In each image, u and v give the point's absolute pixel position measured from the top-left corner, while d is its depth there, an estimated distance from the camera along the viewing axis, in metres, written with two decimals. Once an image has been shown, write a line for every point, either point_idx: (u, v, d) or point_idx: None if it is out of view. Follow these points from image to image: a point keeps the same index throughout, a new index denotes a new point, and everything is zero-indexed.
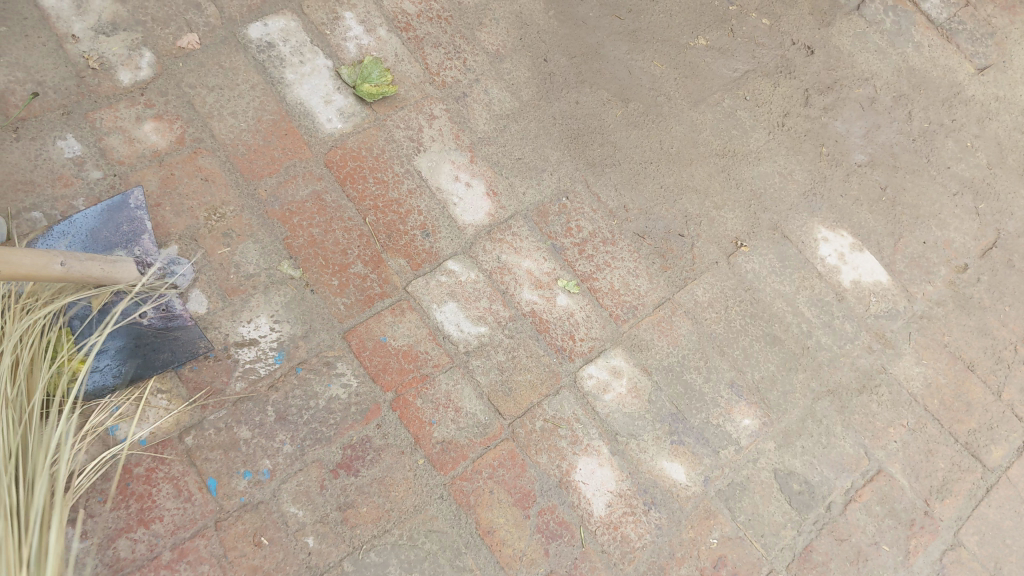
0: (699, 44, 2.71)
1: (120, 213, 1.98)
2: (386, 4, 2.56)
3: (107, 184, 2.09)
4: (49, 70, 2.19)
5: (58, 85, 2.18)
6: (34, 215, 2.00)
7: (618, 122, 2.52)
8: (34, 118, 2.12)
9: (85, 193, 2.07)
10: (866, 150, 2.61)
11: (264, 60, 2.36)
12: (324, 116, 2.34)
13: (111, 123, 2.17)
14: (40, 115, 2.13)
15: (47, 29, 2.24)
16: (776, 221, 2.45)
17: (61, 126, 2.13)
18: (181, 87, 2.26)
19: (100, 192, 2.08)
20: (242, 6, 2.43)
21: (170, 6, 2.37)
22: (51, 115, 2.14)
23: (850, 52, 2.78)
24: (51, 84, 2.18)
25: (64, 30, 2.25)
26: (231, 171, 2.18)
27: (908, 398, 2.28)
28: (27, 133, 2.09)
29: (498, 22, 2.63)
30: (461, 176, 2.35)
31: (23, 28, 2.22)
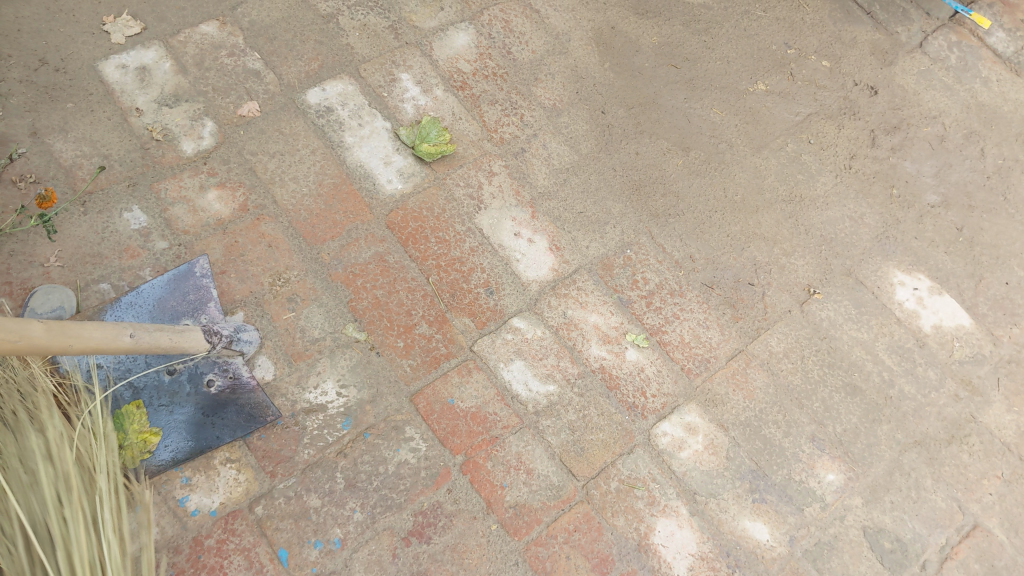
0: (759, 90, 2.66)
1: (187, 281, 2.01)
2: (441, 64, 2.57)
3: (173, 253, 2.11)
4: (115, 143, 2.24)
5: (123, 157, 2.22)
6: (102, 287, 2.02)
7: (680, 172, 2.48)
8: (101, 191, 2.15)
9: (152, 263, 2.08)
10: (939, 190, 2.52)
11: (324, 125, 2.38)
12: (385, 177, 2.34)
13: (175, 193, 2.19)
14: (106, 188, 2.16)
15: (112, 104, 2.29)
16: (849, 266, 2.37)
17: (127, 198, 2.16)
18: (242, 154, 2.29)
19: (167, 261, 2.09)
20: (301, 73, 2.46)
21: (230, 75, 2.41)
22: (117, 187, 2.17)
23: (915, 91, 2.71)
24: (116, 157, 2.22)
25: (129, 105, 2.30)
26: (294, 237, 2.18)
27: (1001, 448, 2.15)
28: (94, 207, 2.12)
29: (553, 77, 2.62)
30: (522, 232, 2.32)
31: (90, 105, 2.28)
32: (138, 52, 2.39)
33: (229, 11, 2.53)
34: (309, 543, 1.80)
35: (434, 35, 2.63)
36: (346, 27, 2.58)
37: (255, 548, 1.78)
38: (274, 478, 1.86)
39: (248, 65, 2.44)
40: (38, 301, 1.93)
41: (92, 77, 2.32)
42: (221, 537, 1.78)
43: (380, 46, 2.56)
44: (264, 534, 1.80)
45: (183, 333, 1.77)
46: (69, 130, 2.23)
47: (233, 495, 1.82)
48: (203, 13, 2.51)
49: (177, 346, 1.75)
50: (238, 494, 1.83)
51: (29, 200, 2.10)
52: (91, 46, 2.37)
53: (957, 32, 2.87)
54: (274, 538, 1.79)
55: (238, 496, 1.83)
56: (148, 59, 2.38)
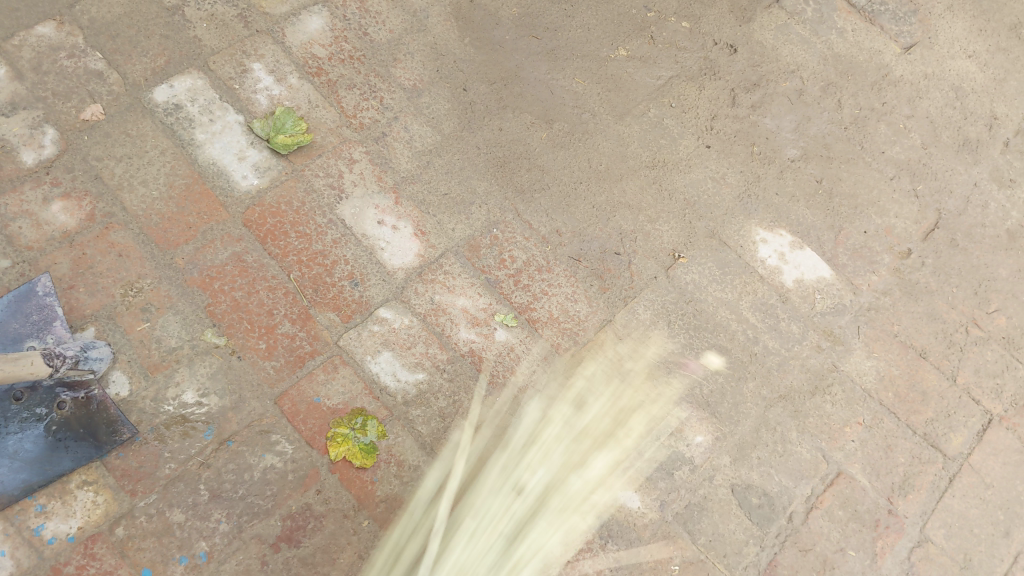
0: (620, 56, 2.66)
1: (29, 301, 1.95)
2: (295, 51, 2.50)
3: (17, 272, 2.05)
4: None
5: None
6: None
7: (544, 145, 2.48)
8: None
9: None
10: (798, 144, 2.56)
11: (172, 123, 2.31)
12: (239, 173, 2.28)
13: (17, 208, 2.12)
14: None
15: None
16: (713, 228, 2.41)
17: None
18: (88, 161, 2.21)
19: (10, 281, 2.03)
20: (146, 70, 2.37)
21: (70, 77, 2.32)
22: None
23: (773, 46, 2.73)
24: None
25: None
26: (145, 243, 2.14)
27: (863, 395, 2.22)
28: None
29: (412, 56, 2.57)
30: (386, 219, 2.30)
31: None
32: None
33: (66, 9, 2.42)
34: (174, 560, 1.77)
35: (286, 20, 2.54)
36: (192, 18, 2.49)
37: (117, 571, 1.75)
38: (135, 496, 1.82)
39: (89, 66, 2.35)
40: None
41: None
42: (81, 563, 1.74)
43: (229, 37, 2.48)
44: (126, 555, 1.76)
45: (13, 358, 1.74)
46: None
47: (91, 518, 1.78)
48: (38, 13, 2.40)
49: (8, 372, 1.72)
50: (97, 517, 1.79)
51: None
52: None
53: None
54: (136, 558, 1.76)
55: (96, 519, 1.79)
56: None
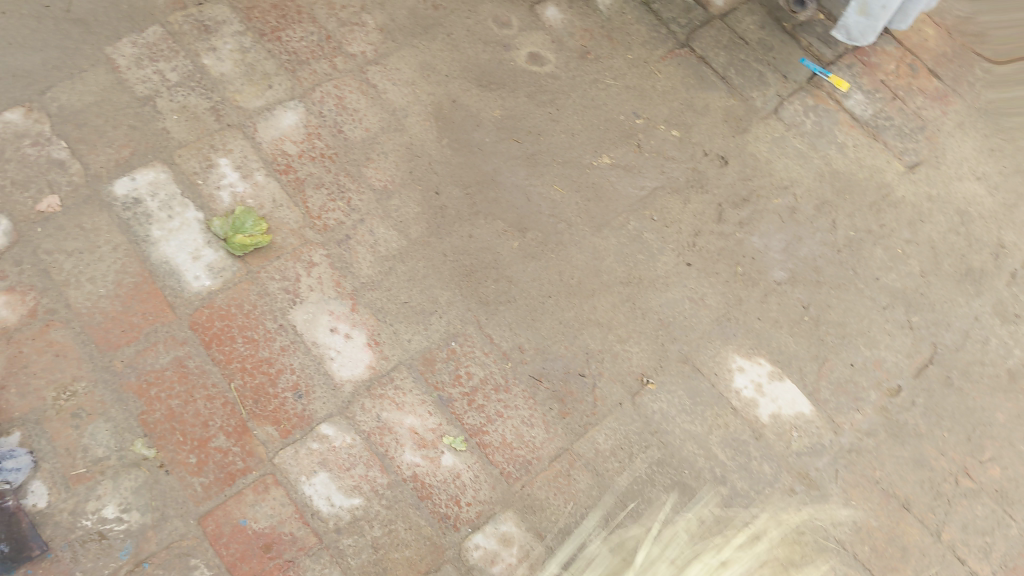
0: (603, 163, 2.55)
1: None
2: (264, 147, 2.46)
3: None
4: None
5: None
6: None
7: (514, 256, 2.39)
8: None
9: None
10: (786, 266, 2.43)
11: (129, 218, 2.30)
12: (191, 274, 2.26)
13: None
14: None
15: None
16: (686, 352, 2.27)
17: None
18: (37, 254, 2.23)
19: None
20: (109, 160, 2.37)
21: (32, 167, 2.34)
22: None
23: (768, 159, 2.60)
24: None
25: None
26: (85, 343, 2.14)
27: (835, 547, 2.05)
28: None
29: (385, 155, 2.51)
30: (339, 327, 2.24)
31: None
32: None
33: (35, 96, 2.43)
34: None
35: (260, 114, 2.50)
36: (163, 108, 2.46)
37: None
38: None
39: (52, 154, 2.36)
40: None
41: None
42: None
43: (198, 130, 2.45)
44: None
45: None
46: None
47: None
48: (9, 99, 2.41)
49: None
50: None
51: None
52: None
53: (814, 94, 2.76)
54: None
55: None
56: None
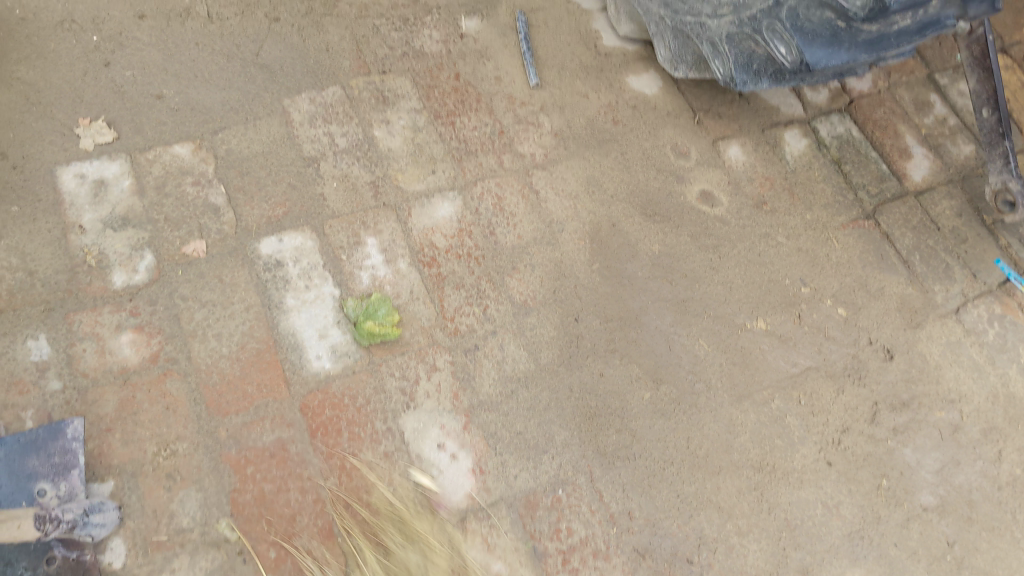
0: (757, 328, 2.37)
1: (55, 441, 1.96)
2: (414, 234, 2.39)
3: (64, 397, 2.08)
4: (46, 261, 2.22)
5: (49, 277, 2.20)
6: None
7: (643, 408, 2.23)
8: (13, 311, 2.15)
9: (38, 404, 2.06)
10: (937, 491, 2.20)
11: (267, 280, 2.27)
12: (314, 352, 2.21)
13: (89, 328, 2.16)
14: (20, 309, 2.15)
15: (57, 215, 2.28)
16: (808, 563, 2.07)
17: (38, 324, 2.14)
18: (172, 297, 2.22)
19: (54, 405, 2.06)
20: (261, 216, 2.34)
21: (187, 206, 2.33)
22: (31, 310, 2.16)
23: (938, 364, 2.37)
24: (43, 275, 2.20)
25: (72, 221, 2.28)
26: (196, 402, 2.11)
27: None
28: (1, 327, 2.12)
29: (532, 268, 2.40)
30: (448, 444, 2.13)
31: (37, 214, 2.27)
32: (101, 164, 2.36)
33: (206, 134, 2.43)
34: None
35: (417, 199, 2.43)
36: (325, 173, 2.42)
37: None
38: None
39: (209, 198, 2.35)
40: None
41: (47, 182, 2.31)
42: None
43: (353, 203, 2.39)
44: None
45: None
46: (5, 236, 2.23)
47: None
48: (182, 132, 2.42)
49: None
50: None
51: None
52: (57, 148, 2.36)
53: (1004, 302, 2.50)
54: None
55: None
56: (109, 173, 2.35)
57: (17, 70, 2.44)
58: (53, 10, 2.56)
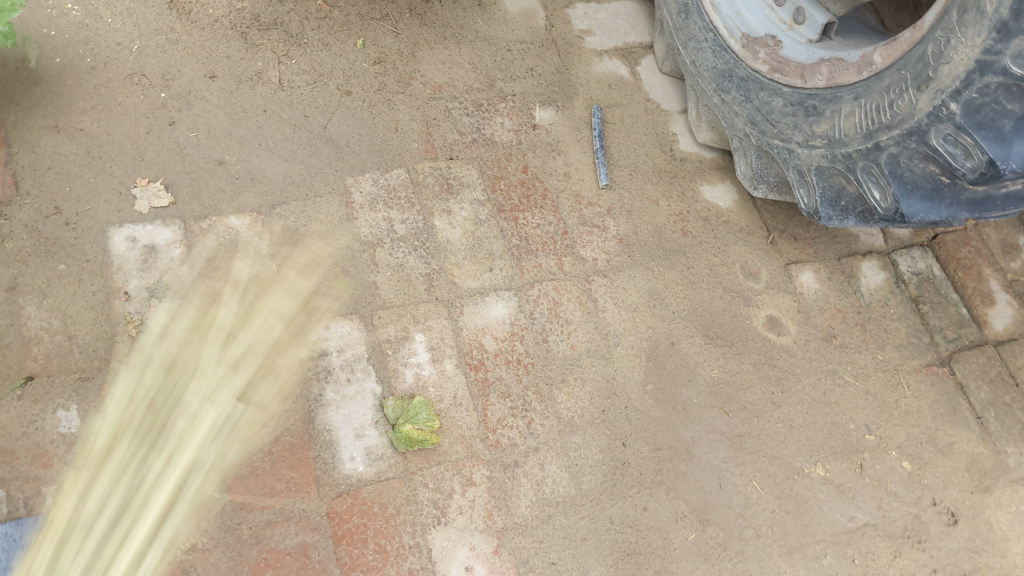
0: (815, 473, 2.24)
1: None
2: (464, 334, 2.29)
3: (86, 476, 1.97)
4: (86, 327, 2.13)
5: (87, 343, 2.11)
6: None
7: (686, 550, 2.09)
8: (46, 377, 2.04)
9: (59, 481, 1.94)
10: None
11: (309, 369, 2.17)
12: (348, 452, 2.10)
13: (121, 403, 2.06)
14: (53, 375, 2.05)
15: (103, 277, 2.20)
16: None
17: (69, 393, 2.04)
18: (210, 378, 2.13)
19: (74, 484, 1.95)
20: (310, 300, 2.26)
21: (237, 282, 2.26)
22: (65, 377, 2.05)
23: (1003, 535, 2.24)
24: (80, 340, 2.11)
25: (117, 285, 2.20)
26: (222, 494, 1.99)
27: None
28: (32, 393, 2.02)
29: (582, 382, 2.27)
30: (476, 568, 2.01)
31: (83, 275, 2.19)
32: (154, 228, 2.29)
33: (264, 207, 2.36)
34: None
35: (471, 296, 2.34)
36: (380, 260, 2.34)
37: None
38: None
39: (260, 276, 2.28)
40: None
41: (97, 242, 2.23)
42: None
43: (406, 295, 2.31)
44: None
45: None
46: (48, 295, 2.14)
47: None
48: (240, 203, 2.36)
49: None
50: None
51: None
52: (111, 207, 2.29)
53: None
54: None
55: None
56: (161, 239, 2.27)
57: (81, 120, 2.39)
58: (125, 61, 2.51)
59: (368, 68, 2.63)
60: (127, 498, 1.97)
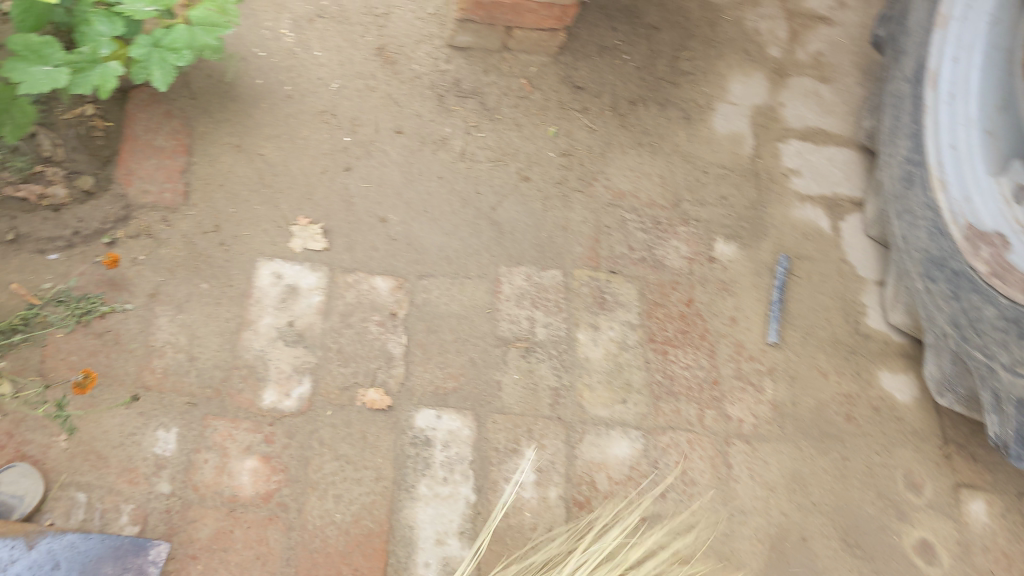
0: None
1: (134, 556, 1.80)
2: (577, 464, 2.10)
3: (165, 503, 1.91)
4: (209, 351, 2.12)
5: (205, 369, 2.09)
6: (78, 496, 1.86)
7: None
8: (158, 392, 2.03)
9: (139, 501, 1.90)
10: None
11: (409, 456, 2.05)
12: (424, 557, 1.95)
13: (219, 438, 2.01)
14: (165, 392, 2.03)
15: (240, 306, 2.19)
16: None
17: (174, 414, 2.01)
18: (311, 437, 2.04)
19: (152, 509, 1.89)
20: (430, 383, 2.15)
21: (364, 345, 2.18)
22: (176, 398, 2.03)
23: None
24: (199, 364, 2.10)
25: (251, 317, 2.18)
26: (287, 564, 1.89)
27: None
28: (141, 406, 2.00)
29: (694, 552, 2.01)
30: None
31: (221, 297, 2.19)
32: (302, 271, 2.26)
33: (411, 275, 2.29)
34: None
35: (596, 425, 2.15)
36: (511, 360, 2.21)
37: None
38: None
39: (388, 345, 2.19)
40: (7, 477, 1.82)
41: (245, 270, 2.23)
42: None
43: (527, 405, 2.16)
44: None
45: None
46: (183, 311, 2.15)
47: None
48: (389, 265, 2.30)
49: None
50: None
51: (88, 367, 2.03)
52: (266, 238, 2.28)
53: None
54: None
55: None
56: (305, 283, 2.24)
57: (263, 145, 2.40)
58: (320, 96, 2.49)
59: (553, 158, 2.49)
60: (198, 543, 1.88)
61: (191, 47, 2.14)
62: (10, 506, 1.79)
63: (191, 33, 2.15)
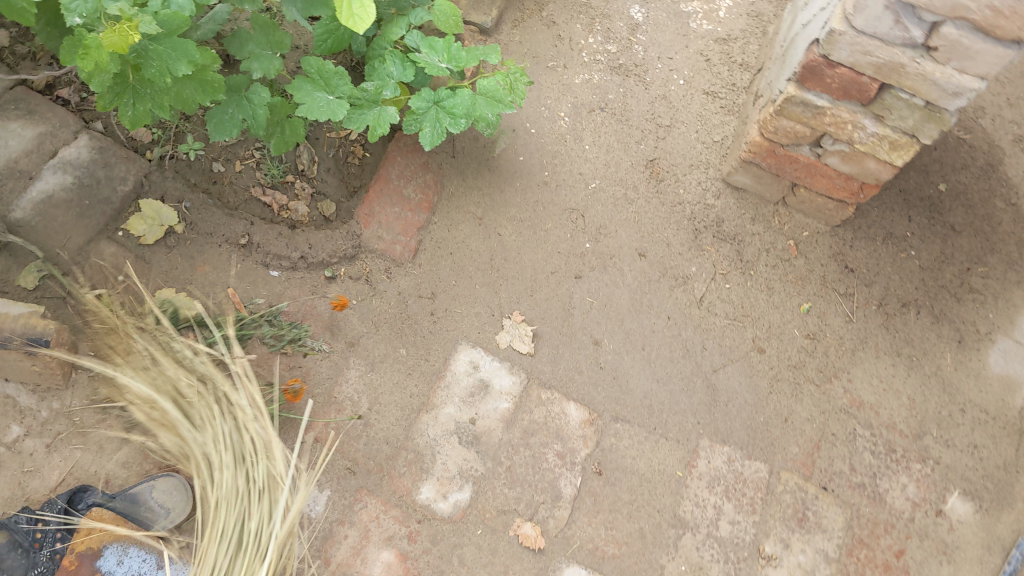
0: None
1: None
2: None
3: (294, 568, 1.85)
4: (384, 422, 2.02)
5: (374, 440, 1.99)
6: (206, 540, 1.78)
7: None
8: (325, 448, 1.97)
9: None
10: None
11: None
12: None
13: (365, 518, 1.91)
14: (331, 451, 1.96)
15: (428, 385, 2.07)
16: None
17: (331, 475, 1.95)
18: (452, 552, 1.91)
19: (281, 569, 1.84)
20: (589, 540, 1.96)
21: (535, 473, 2.01)
22: (338, 461, 1.96)
23: None
24: (374, 432, 2.00)
25: (434, 399, 2.06)
26: None
27: None
28: (304, 455, 1.95)
29: None
30: None
31: (411, 369, 2.08)
32: (498, 368, 2.12)
33: (607, 413, 2.09)
34: None
35: None
36: (682, 547, 1.98)
37: None
38: None
39: (560, 483, 2.01)
40: (162, 486, 1.88)
41: (445, 349, 2.12)
42: None
43: None
44: None
45: (236, 384, 1.87)
46: (374, 371, 2.06)
47: None
48: (588, 395, 2.11)
49: (277, 566, 1.77)
50: None
51: (269, 399, 1.99)
52: (476, 322, 2.16)
53: None
54: None
55: None
56: (498, 382, 2.10)
57: (503, 226, 2.28)
58: (574, 192, 2.33)
59: (796, 337, 2.23)
60: None
61: (469, 115, 2.05)
62: (155, 515, 1.85)
63: (474, 101, 2.07)
